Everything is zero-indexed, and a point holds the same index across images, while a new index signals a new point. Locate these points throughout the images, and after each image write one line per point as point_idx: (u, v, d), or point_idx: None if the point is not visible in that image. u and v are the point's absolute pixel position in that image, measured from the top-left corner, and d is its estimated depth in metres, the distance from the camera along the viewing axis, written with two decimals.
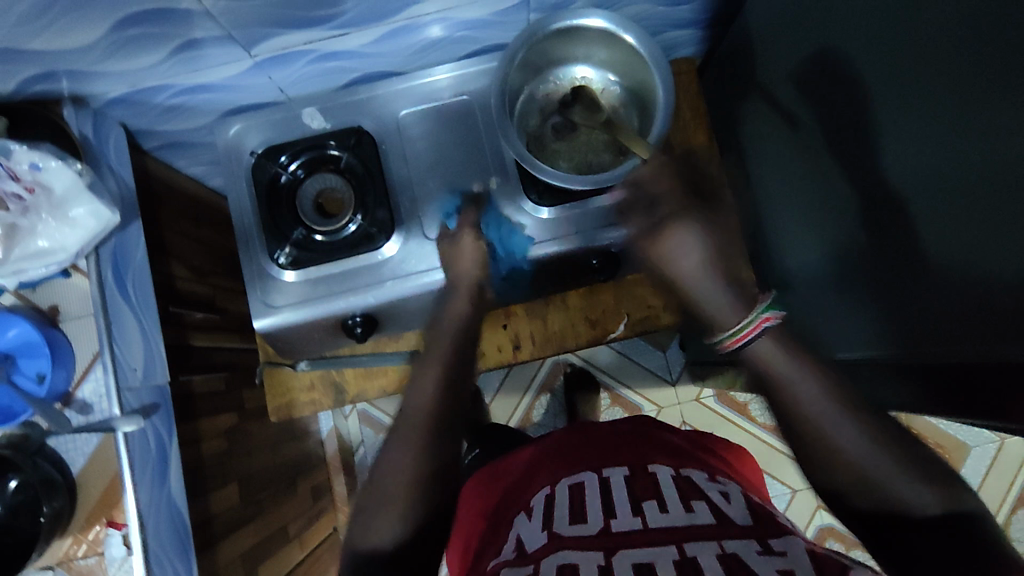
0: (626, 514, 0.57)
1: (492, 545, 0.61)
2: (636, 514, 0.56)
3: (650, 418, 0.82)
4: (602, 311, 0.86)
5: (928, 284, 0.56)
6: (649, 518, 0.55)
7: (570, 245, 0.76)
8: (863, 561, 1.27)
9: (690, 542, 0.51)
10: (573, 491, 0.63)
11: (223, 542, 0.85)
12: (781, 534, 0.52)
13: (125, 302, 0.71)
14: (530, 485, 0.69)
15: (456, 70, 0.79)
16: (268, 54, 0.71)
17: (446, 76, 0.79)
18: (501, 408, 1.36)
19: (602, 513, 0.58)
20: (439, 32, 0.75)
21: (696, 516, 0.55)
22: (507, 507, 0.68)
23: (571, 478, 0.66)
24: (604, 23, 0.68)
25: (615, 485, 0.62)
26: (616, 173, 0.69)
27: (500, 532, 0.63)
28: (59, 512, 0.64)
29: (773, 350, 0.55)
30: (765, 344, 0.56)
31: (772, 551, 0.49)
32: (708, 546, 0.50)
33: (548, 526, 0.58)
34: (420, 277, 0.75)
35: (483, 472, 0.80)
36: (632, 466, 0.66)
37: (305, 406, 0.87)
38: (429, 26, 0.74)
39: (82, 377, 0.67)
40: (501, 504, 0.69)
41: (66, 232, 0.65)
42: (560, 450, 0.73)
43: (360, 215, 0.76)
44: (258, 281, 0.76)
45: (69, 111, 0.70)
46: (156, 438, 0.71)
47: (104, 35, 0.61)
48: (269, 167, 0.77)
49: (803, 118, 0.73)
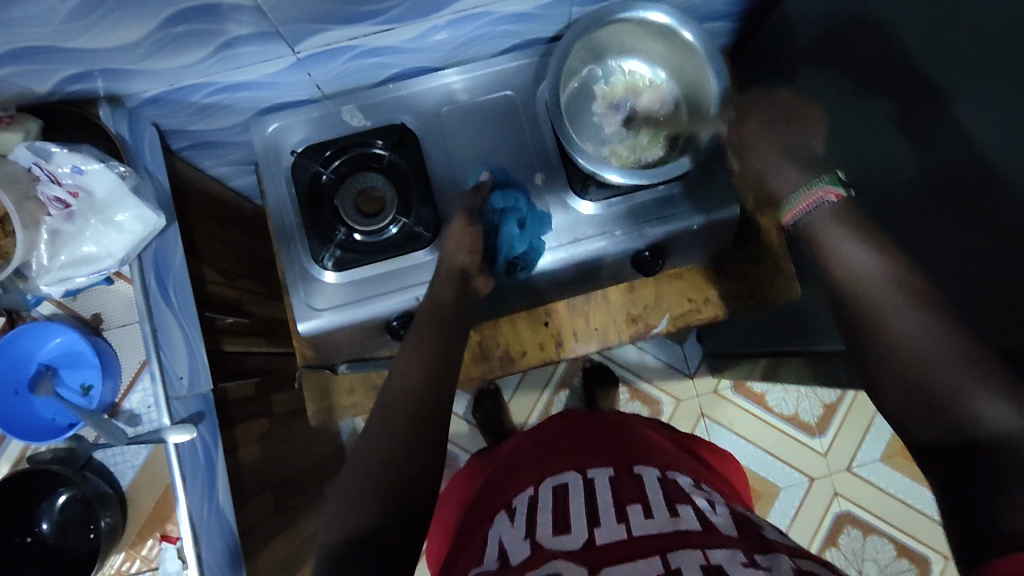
0: (611, 522, 0.54)
1: (469, 548, 0.60)
2: (622, 521, 0.54)
3: (648, 424, 0.82)
4: (644, 306, 0.86)
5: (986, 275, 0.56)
6: (633, 525, 0.53)
7: (617, 241, 0.75)
8: (880, 547, 1.28)
9: (675, 552, 0.49)
10: (558, 494, 0.61)
11: (262, 550, 0.83)
12: (770, 550, 0.49)
13: (168, 307, 0.69)
14: (512, 483, 0.68)
15: (466, 72, 0.78)
16: (312, 50, 0.69)
17: (456, 78, 0.78)
18: (520, 405, 1.35)
19: (585, 520, 0.55)
20: (444, 38, 0.74)
21: (682, 524, 0.53)
22: (487, 505, 0.66)
23: (554, 479, 0.65)
24: (667, 18, 0.68)
25: (600, 486, 0.61)
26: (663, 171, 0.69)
27: (478, 533, 0.61)
28: (115, 526, 0.62)
29: (828, 220, 0.55)
30: (821, 217, 0.55)
31: (758, 564, 0.47)
32: (693, 555, 0.48)
33: (531, 534, 0.55)
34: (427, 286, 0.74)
35: (463, 484, 0.77)
36: (616, 469, 0.65)
37: (346, 409, 0.85)
38: (437, 31, 0.72)
39: (129, 387, 0.65)
40: (480, 505, 0.68)
41: (113, 236, 0.63)
42: (543, 449, 0.72)
43: (404, 216, 0.74)
44: (301, 283, 0.74)
45: (106, 111, 0.68)
46: (204, 447, 0.69)
47: (149, 33, 0.59)
48: (309, 166, 0.75)
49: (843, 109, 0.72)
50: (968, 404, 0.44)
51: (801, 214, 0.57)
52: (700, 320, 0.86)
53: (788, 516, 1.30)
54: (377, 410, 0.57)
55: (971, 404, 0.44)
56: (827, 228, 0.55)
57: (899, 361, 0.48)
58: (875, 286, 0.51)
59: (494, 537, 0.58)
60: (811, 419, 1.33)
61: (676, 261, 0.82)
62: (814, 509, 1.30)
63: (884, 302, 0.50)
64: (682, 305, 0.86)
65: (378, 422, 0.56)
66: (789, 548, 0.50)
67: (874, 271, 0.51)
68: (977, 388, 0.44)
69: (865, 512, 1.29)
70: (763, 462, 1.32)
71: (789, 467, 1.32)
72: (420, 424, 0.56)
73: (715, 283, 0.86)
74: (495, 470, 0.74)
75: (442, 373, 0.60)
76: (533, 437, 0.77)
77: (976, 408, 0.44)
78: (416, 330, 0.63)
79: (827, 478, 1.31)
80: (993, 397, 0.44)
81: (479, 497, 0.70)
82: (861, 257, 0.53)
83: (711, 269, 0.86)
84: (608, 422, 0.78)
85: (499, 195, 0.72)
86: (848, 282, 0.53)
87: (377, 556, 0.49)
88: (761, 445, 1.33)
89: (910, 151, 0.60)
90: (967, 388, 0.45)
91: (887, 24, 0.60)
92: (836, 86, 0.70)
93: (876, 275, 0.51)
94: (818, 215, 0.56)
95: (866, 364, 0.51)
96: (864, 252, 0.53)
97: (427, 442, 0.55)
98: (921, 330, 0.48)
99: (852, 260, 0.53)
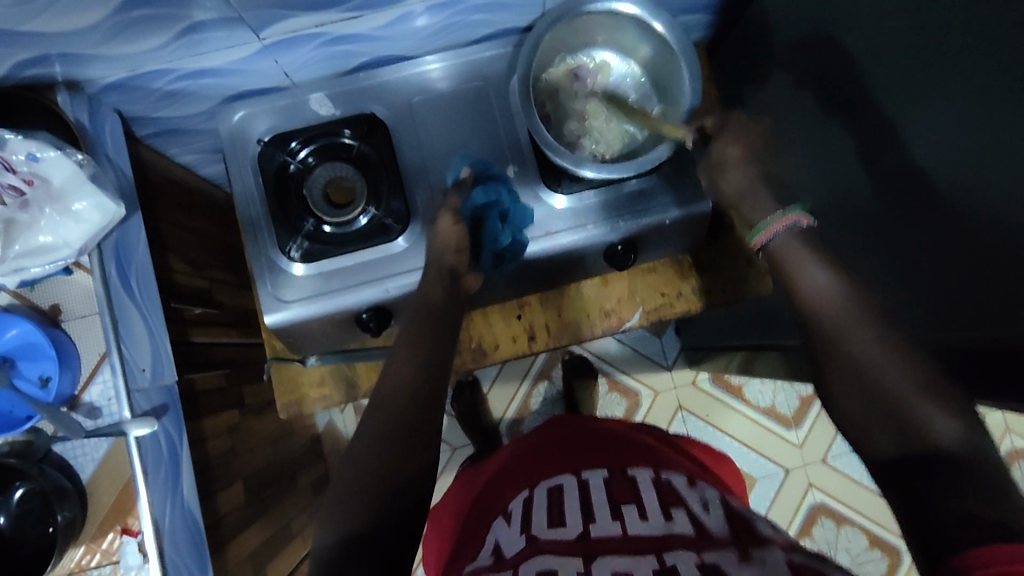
0: (605, 517, 0.56)
1: (468, 550, 0.61)
2: (616, 517, 0.56)
3: (636, 424, 0.83)
4: (617, 300, 0.86)
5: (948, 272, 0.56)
6: (628, 523, 0.55)
7: (590, 234, 0.74)
8: (853, 537, 1.29)
9: (669, 552, 0.49)
10: (552, 494, 0.63)
11: (232, 543, 0.82)
12: (763, 543, 0.50)
13: (130, 298, 0.68)
14: (508, 487, 0.69)
15: (445, 60, 0.77)
16: (278, 36, 0.67)
17: (436, 66, 0.77)
18: (499, 397, 1.35)
19: (580, 517, 0.57)
20: (425, 23, 0.72)
21: (675, 526, 0.53)
22: (485, 509, 0.68)
23: (549, 481, 0.66)
24: (636, 8, 0.68)
25: (594, 486, 0.62)
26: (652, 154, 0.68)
27: (477, 535, 0.63)
28: (73, 521, 0.61)
29: (792, 245, 0.56)
30: (788, 240, 0.56)
31: (751, 558, 0.48)
32: (687, 555, 0.49)
33: (526, 531, 0.57)
34: (405, 276, 0.73)
35: (458, 486, 0.79)
36: (610, 469, 0.66)
37: (315, 402, 0.84)
38: (419, 16, 0.71)
39: (89, 379, 0.64)
40: (477, 506, 0.69)
41: (70, 226, 0.62)
42: (539, 452, 0.73)
43: (373, 206, 0.73)
44: (268, 274, 0.73)
45: (63, 98, 0.67)
46: (167, 440, 0.68)
47: (106, 17, 0.58)
48: (277, 155, 0.74)
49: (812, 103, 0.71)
50: (920, 418, 0.46)
51: (774, 235, 0.57)
52: (674, 314, 0.86)
53: (763, 506, 1.31)
54: (371, 410, 0.57)
55: (925, 422, 0.45)
56: (794, 254, 0.55)
57: (840, 375, 0.50)
58: (827, 307, 0.52)
59: (493, 537, 0.60)
60: (787, 412, 1.34)
61: (649, 254, 0.82)
62: (788, 500, 1.31)
63: (835, 327, 0.51)
64: (656, 299, 0.86)
65: (370, 416, 0.56)
66: (780, 541, 0.51)
67: (836, 295, 0.52)
68: (925, 402, 0.46)
69: (837, 503, 1.31)
70: (740, 453, 1.33)
71: (764, 459, 1.33)
72: (407, 423, 0.56)
73: (688, 277, 0.86)
74: (491, 471, 0.75)
75: (424, 374, 0.59)
76: (529, 439, 0.78)
77: (923, 420, 0.45)
78: (406, 327, 0.63)
79: (802, 469, 1.32)
80: (937, 410, 0.45)
81: (475, 500, 0.71)
82: (814, 278, 0.54)
83: (685, 263, 0.86)
84: (601, 425, 0.79)
85: (481, 190, 0.70)
86: (806, 300, 0.54)
87: (374, 556, 0.49)
88: (740, 438, 1.33)
89: (880, 147, 0.60)
90: (920, 405, 0.46)
91: (862, 22, 0.60)
92: (809, 81, 0.70)
93: (829, 295, 0.52)
94: (785, 239, 0.56)
95: (828, 362, 0.51)
96: (819, 271, 0.53)
97: (414, 444, 0.55)
98: (873, 346, 0.49)
99: (811, 285, 0.54)
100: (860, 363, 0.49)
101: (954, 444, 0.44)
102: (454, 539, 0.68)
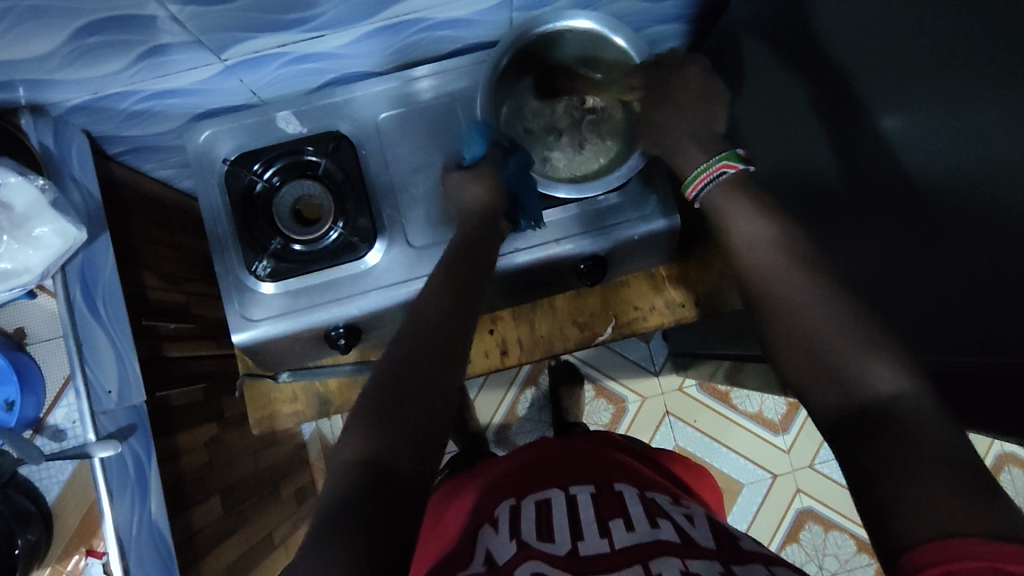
0: (593, 535, 0.52)
1: (445, 556, 0.56)
2: (604, 534, 0.52)
3: (615, 436, 0.82)
4: (589, 314, 0.86)
5: (905, 287, 0.56)
6: (616, 538, 0.51)
7: (564, 249, 0.74)
8: (840, 542, 1.29)
9: (655, 559, 0.47)
10: (540, 507, 0.58)
11: (208, 556, 0.83)
12: (745, 559, 0.48)
13: (95, 320, 0.68)
14: (495, 497, 0.64)
15: (425, 74, 0.76)
16: (240, 57, 0.67)
17: (420, 79, 0.76)
18: (486, 402, 1.35)
19: (569, 533, 0.53)
20: (409, 34, 0.72)
21: (662, 533, 0.51)
22: (468, 515, 0.63)
23: (537, 494, 0.61)
24: (592, 24, 0.70)
25: (583, 502, 0.58)
26: (625, 170, 0.70)
27: (456, 544, 0.58)
28: (36, 544, 0.61)
29: (728, 195, 0.55)
30: (717, 189, 0.56)
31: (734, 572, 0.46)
32: (672, 562, 0.47)
33: (517, 536, 0.53)
34: (386, 291, 0.73)
35: (439, 499, 0.75)
36: (598, 485, 0.62)
37: (288, 417, 0.86)
38: (399, 30, 0.71)
39: (53, 403, 0.65)
40: (461, 518, 0.63)
41: (30, 252, 0.63)
42: (530, 469, 0.68)
43: (341, 223, 0.73)
44: (235, 292, 0.73)
45: (27, 120, 0.67)
46: (135, 459, 0.68)
47: (63, 44, 0.58)
48: (243, 175, 0.74)
49: (779, 117, 0.71)
50: (865, 377, 0.43)
51: (703, 187, 0.57)
52: (647, 327, 0.86)
53: (750, 513, 1.30)
54: None
55: (860, 369, 0.43)
56: (732, 205, 0.55)
57: (793, 335, 0.47)
58: (773, 262, 0.50)
59: (479, 544, 0.55)
60: (775, 417, 1.33)
61: (622, 268, 0.82)
62: (775, 504, 1.30)
63: (786, 280, 0.49)
64: (629, 312, 0.86)
65: None
66: (768, 561, 0.49)
67: (776, 247, 0.51)
68: (870, 357, 0.43)
69: (827, 508, 1.30)
70: (726, 457, 1.32)
71: (751, 464, 1.32)
72: None
73: (661, 290, 0.86)
74: (481, 483, 0.70)
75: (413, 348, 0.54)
76: (513, 459, 0.73)
77: (866, 372, 0.43)
78: None
79: (790, 474, 1.31)
80: (881, 358, 0.43)
81: (457, 509, 0.66)
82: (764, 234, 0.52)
83: (658, 276, 0.86)
84: (583, 446, 0.74)
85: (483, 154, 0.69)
86: (760, 256, 0.52)
87: None
88: (727, 443, 1.33)
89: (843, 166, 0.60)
90: (857, 348, 0.44)
91: (825, 40, 0.59)
92: (783, 92, 0.69)
93: (776, 251, 0.51)
94: (718, 189, 0.56)
95: (790, 339, 0.47)
96: (764, 222, 0.53)
97: None
98: (808, 298, 0.47)
99: (755, 239, 0.52)
100: (805, 323, 0.47)
101: (894, 394, 0.42)
102: (427, 552, 0.62)
